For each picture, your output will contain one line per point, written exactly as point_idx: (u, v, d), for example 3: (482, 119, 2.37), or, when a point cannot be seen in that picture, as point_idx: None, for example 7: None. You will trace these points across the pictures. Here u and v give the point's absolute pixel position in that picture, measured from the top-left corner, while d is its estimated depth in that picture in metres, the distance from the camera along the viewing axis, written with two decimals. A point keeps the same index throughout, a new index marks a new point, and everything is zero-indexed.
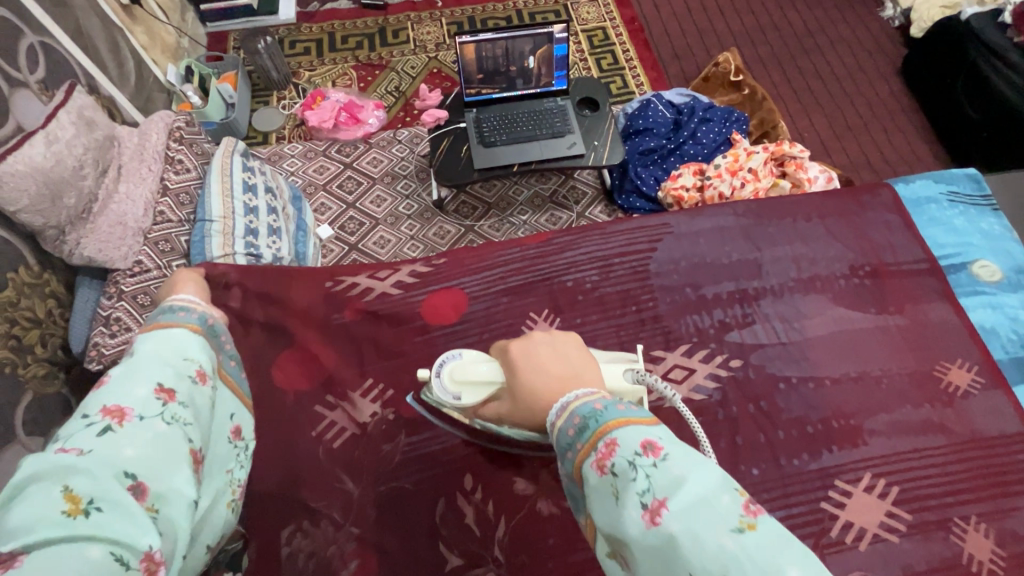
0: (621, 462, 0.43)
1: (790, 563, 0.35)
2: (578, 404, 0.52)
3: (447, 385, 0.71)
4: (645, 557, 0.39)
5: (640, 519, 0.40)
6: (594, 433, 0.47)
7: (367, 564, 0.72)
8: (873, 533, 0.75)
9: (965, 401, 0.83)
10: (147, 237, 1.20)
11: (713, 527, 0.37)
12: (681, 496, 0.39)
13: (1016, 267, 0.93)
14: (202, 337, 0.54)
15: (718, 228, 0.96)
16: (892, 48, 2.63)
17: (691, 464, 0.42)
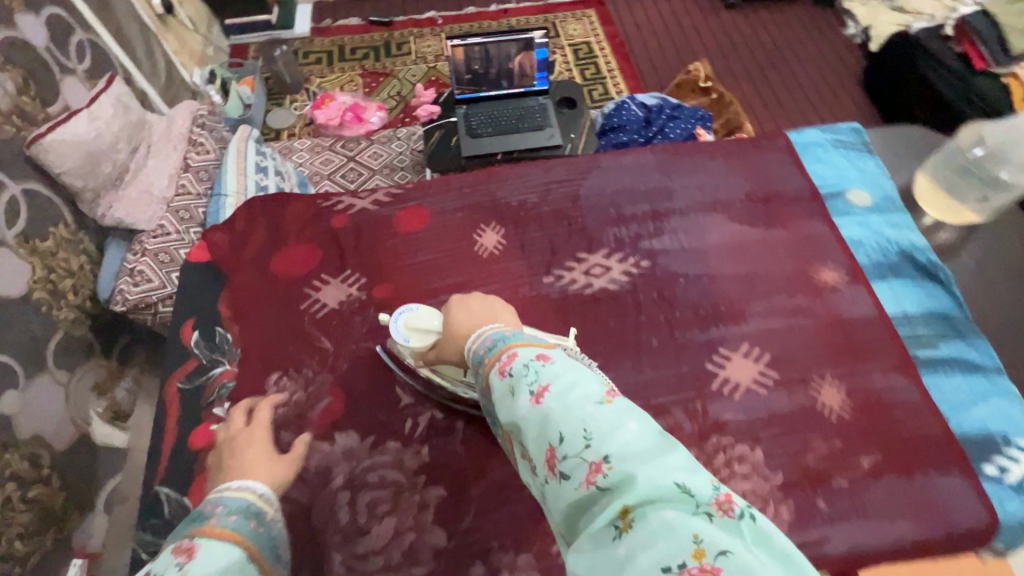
0: (519, 366, 0.57)
1: (634, 422, 0.47)
2: (493, 336, 0.67)
3: (400, 329, 0.88)
4: (531, 430, 0.51)
5: (528, 402, 0.52)
6: (503, 353, 0.62)
7: (338, 399, 0.91)
8: (745, 386, 0.93)
9: (831, 292, 1.02)
10: (169, 206, 1.46)
11: (580, 399, 0.50)
12: (557, 383, 0.52)
13: (885, 196, 1.13)
14: (214, 534, 0.57)
15: (639, 164, 1.17)
16: (853, 62, 2.89)
17: (571, 368, 0.55)
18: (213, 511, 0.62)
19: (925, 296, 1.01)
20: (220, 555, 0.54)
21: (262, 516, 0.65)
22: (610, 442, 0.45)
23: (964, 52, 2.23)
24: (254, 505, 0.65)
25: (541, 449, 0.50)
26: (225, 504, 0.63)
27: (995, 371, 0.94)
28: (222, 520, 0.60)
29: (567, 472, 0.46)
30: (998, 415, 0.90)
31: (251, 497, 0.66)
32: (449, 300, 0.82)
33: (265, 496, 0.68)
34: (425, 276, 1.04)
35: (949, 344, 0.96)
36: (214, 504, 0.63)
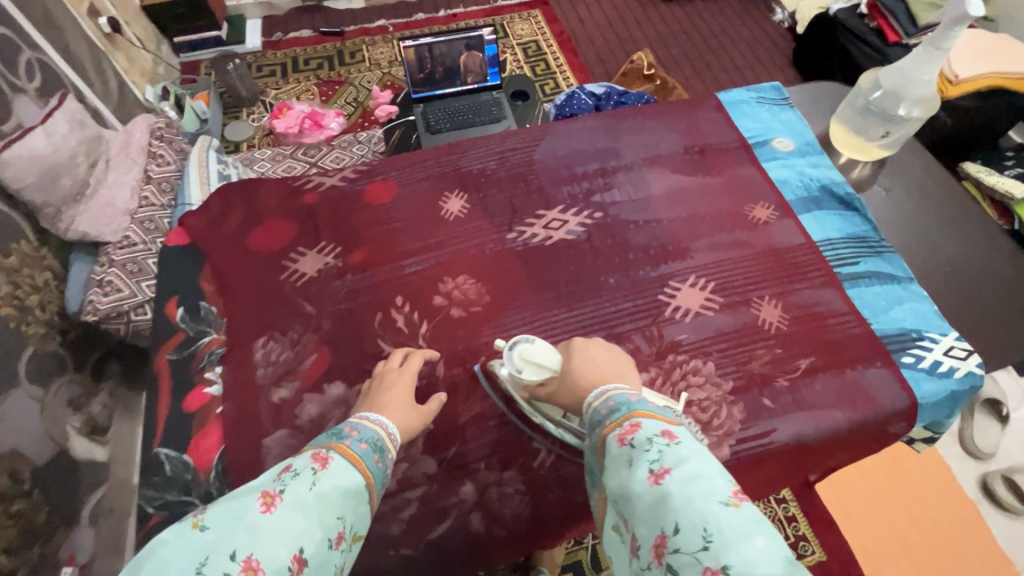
0: (640, 438, 0.63)
1: (760, 534, 0.52)
2: (613, 393, 0.73)
3: (514, 358, 0.86)
4: (644, 505, 0.58)
5: (646, 479, 0.59)
6: (623, 414, 0.68)
7: (324, 356, 0.97)
8: (695, 310, 1.03)
9: (765, 225, 1.14)
10: (133, 217, 1.50)
11: (704, 496, 0.55)
12: (681, 469, 0.58)
13: (805, 142, 1.26)
14: (345, 456, 0.66)
15: (586, 129, 1.27)
16: (783, 44, 3.10)
17: (696, 454, 0.60)
18: (349, 435, 0.70)
19: (845, 223, 1.14)
20: (343, 476, 0.63)
21: (385, 454, 0.72)
22: (731, 553, 0.50)
23: (878, 26, 2.46)
24: (381, 441, 0.73)
25: (652, 532, 0.56)
26: (360, 431, 0.72)
27: (907, 279, 1.07)
28: (353, 445, 0.68)
29: (678, 566, 0.53)
30: (911, 314, 1.03)
31: (381, 432, 0.74)
32: (573, 342, 0.83)
33: (391, 435, 0.76)
34: (397, 241, 1.11)
35: (867, 261, 1.09)
36: (351, 427, 0.72)
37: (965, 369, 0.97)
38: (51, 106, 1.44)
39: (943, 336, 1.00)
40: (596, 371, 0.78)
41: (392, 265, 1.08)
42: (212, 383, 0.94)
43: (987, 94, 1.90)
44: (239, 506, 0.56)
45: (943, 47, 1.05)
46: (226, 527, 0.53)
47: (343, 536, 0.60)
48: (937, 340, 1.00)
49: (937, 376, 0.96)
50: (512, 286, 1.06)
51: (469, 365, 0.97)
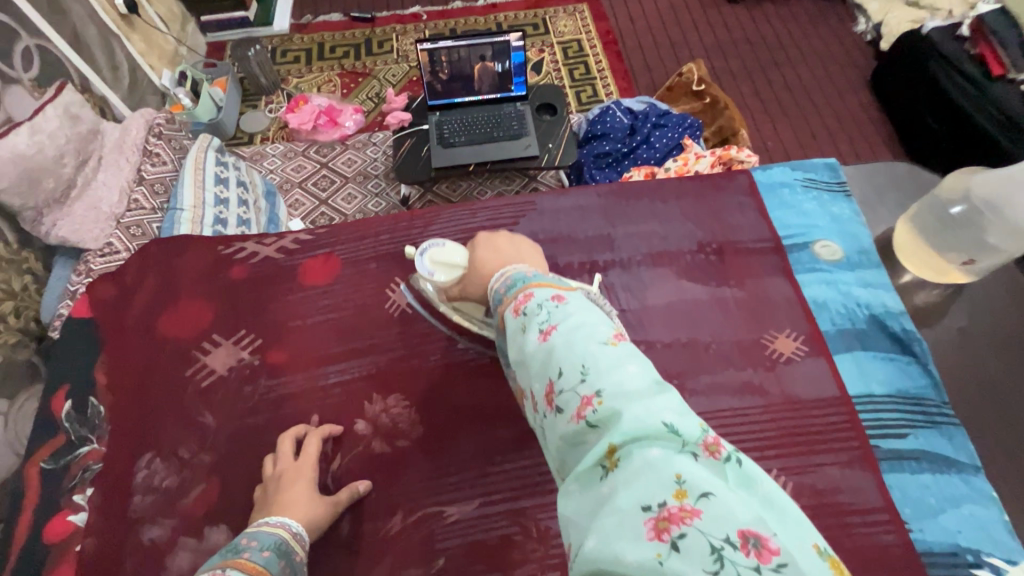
0: (532, 305, 0.56)
1: (635, 364, 0.46)
2: (513, 272, 0.65)
3: (425, 263, 0.87)
4: (533, 363, 0.51)
5: (535, 338, 0.52)
6: (519, 289, 0.60)
7: (211, 488, 0.81)
8: None
9: (786, 366, 0.89)
10: (119, 222, 1.37)
11: (584, 339, 0.49)
12: (566, 322, 0.51)
13: (858, 248, 0.99)
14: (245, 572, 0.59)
15: (579, 206, 1.04)
16: (864, 62, 2.68)
17: (582, 308, 0.54)
18: (246, 546, 0.64)
19: (895, 373, 0.88)
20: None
21: (290, 557, 0.66)
22: (605, 379, 0.45)
23: (980, 54, 2.01)
24: (285, 543, 0.67)
25: (541, 384, 0.49)
26: (259, 539, 0.65)
27: (971, 469, 0.81)
28: (255, 556, 0.62)
29: (562, 405, 0.46)
30: (970, 525, 0.77)
31: (283, 534, 0.68)
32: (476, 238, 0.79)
33: (297, 537, 0.70)
34: (327, 339, 0.93)
35: (918, 434, 0.83)
36: (248, 538, 0.66)
37: None
38: (43, 98, 1.28)
39: (1011, 567, 0.74)
40: (496, 256, 0.74)
41: (315, 371, 0.90)
42: (79, 509, 0.80)
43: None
44: None
45: None
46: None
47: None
48: (1003, 571, 0.74)
49: None
50: (453, 417, 0.86)
51: (379, 523, 0.79)
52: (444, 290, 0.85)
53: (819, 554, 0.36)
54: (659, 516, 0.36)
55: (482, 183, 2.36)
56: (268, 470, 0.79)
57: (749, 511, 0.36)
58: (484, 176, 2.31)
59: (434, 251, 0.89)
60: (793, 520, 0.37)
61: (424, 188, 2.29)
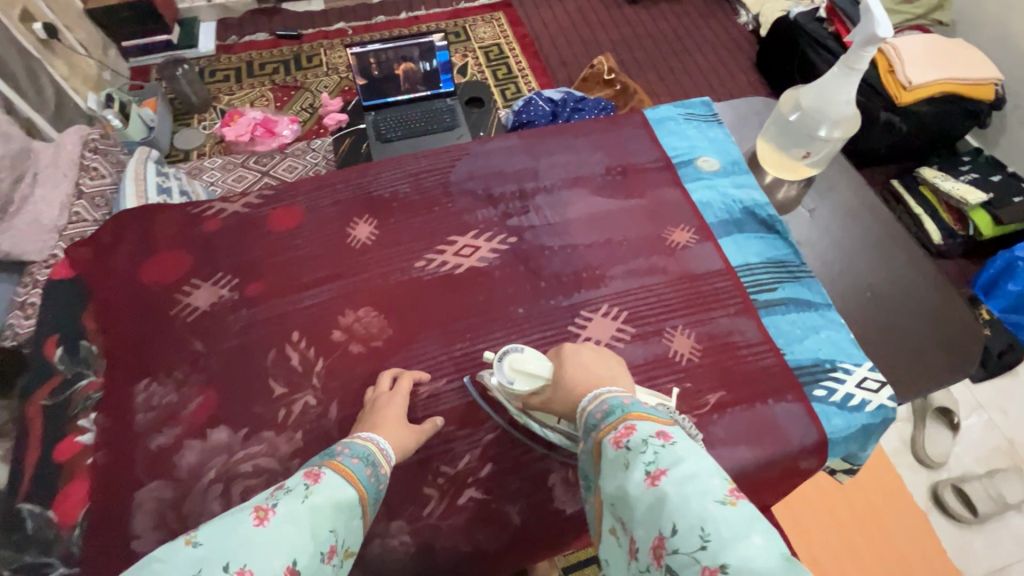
0: (635, 440, 0.65)
1: (756, 532, 0.53)
2: (607, 396, 0.74)
3: (505, 370, 0.85)
4: (643, 506, 0.60)
5: (643, 481, 0.61)
6: (617, 418, 0.69)
7: (209, 399, 0.92)
8: (606, 342, 0.99)
9: (683, 250, 1.10)
10: (62, 233, 1.41)
11: (699, 494, 0.57)
12: (677, 470, 0.60)
13: (731, 160, 1.23)
14: (339, 474, 0.69)
15: (506, 148, 1.23)
16: (746, 47, 3.08)
17: (690, 456, 0.62)
18: (340, 452, 0.73)
19: (766, 246, 1.11)
20: (337, 490, 0.66)
21: (377, 468, 0.74)
22: (728, 551, 0.51)
23: (836, 31, 2.45)
24: (373, 455, 0.76)
25: (650, 533, 0.58)
26: (352, 448, 0.75)
27: (826, 306, 1.04)
28: (346, 461, 0.71)
29: (678, 565, 0.54)
30: (827, 344, 1.00)
31: (372, 447, 0.77)
32: (564, 350, 0.84)
33: (384, 451, 0.78)
34: (299, 272, 1.06)
35: (786, 287, 1.06)
36: (343, 446, 0.75)
37: (877, 403, 0.94)
38: None
39: (857, 368, 0.97)
40: (588, 374, 0.79)
41: (290, 298, 1.02)
42: (85, 432, 0.91)
43: (938, 97, 2.00)
44: (231, 522, 0.58)
45: (856, 69, 1.02)
46: (219, 543, 0.55)
47: (335, 549, 0.62)
48: (851, 371, 0.97)
49: (848, 410, 0.93)
50: (417, 320, 1.01)
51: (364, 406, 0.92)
52: (522, 398, 0.85)
53: None
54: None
55: None
56: (369, 393, 0.90)
57: None
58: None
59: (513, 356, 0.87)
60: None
61: None
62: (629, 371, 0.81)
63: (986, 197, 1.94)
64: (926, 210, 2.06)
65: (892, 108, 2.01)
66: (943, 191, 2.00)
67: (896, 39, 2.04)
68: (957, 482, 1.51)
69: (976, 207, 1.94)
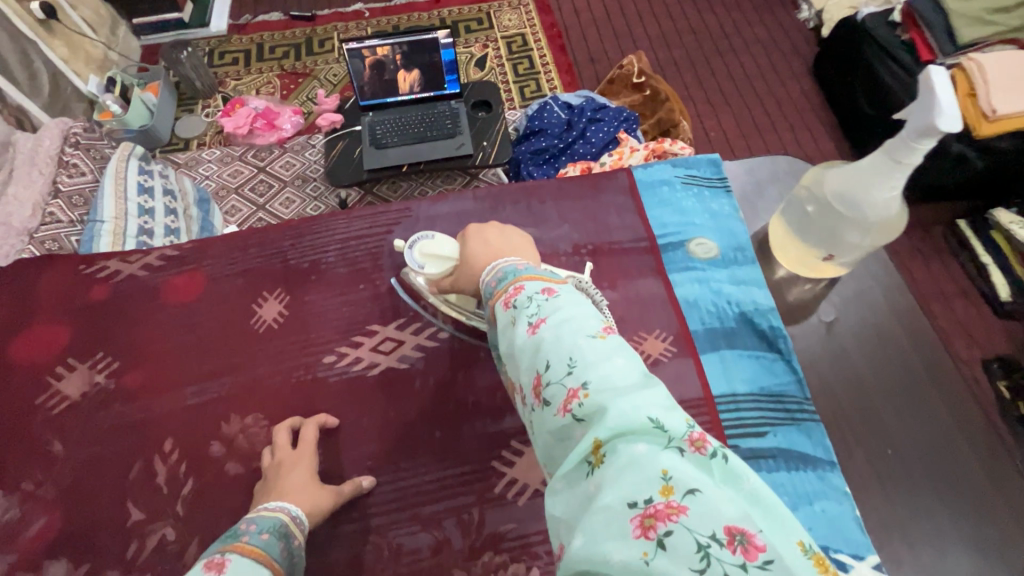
0: (522, 298, 0.55)
1: (621, 357, 0.46)
2: (503, 265, 0.64)
3: (415, 256, 0.87)
4: (523, 355, 0.51)
5: (524, 331, 0.52)
6: (509, 281, 0.59)
7: (53, 520, 0.78)
8: (535, 488, 0.80)
9: (653, 367, 0.88)
10: (32, 237, 1.26)
11: (572, 331, 0.49)
12: (555, 314, 0.51)
13: (734, 245, 0.98)
14: (247, 555, 0.60)
15: (456, 212, 1.02)
16: (805, 49, 2.68)
17: (571, 300, 0.53)
18: (245, 531, 0.64)
19: (760, 371, 0.88)
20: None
21: (290, 540, 0.66)
22: (590, 371, 0.45)
23: (912, 40, 2.01)
24: (285, 526, 0.67)
25: (529, 377, 0.50)
26: (258, 523, 0.65)
27: (828, 466, 0.80)
28: (253, 539, 0.62)
29: (549, 399, 0.46)
30: (821, 522, 0.77)
31: (282, 518, 0.68)
32: (465, 230, 0.76)
33: (298, 518, 0.70)
34: (188, 359, 0.89)
35: (778, 433, 0.83)
36: (248, 522, 0.66)
37: None
38: None
39: (858, 564, 0.73)
40: (487, 249, 0.71)
41: (170, 395, 0.87)
42: None
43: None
44: None
45: (904, 161, 0.75)
46: None
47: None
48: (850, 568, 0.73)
49: None
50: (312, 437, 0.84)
51: None
52: (436, 283, 0.85)
53: (802, 552, 0.36)
54: (644, 513, 0.36)
55: (424, 183, 2.28)
56: (265, 460, 0.79)
57: (743, 513, 0.36)
58: (427, 175, 2.24)
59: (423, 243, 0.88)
60: (775, 515, 0.37)
61: (364, 191, 2.22)
62: (535, 250, 0.72)
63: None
64: (997, 259, 1.74)
65: (966, 140, 1.65)
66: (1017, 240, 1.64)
67: (984, 55, 1.60)
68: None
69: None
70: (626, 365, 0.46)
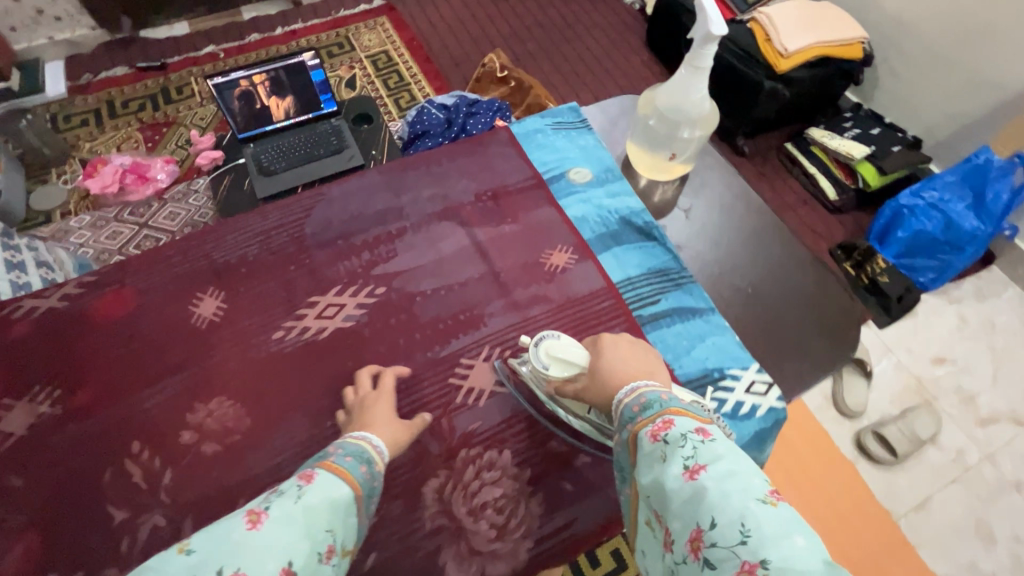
0: (674, 433, 0.60)
1: (799, 534, 0.49)
2: (645, 390, 0.70)
3: (541, 355, 0.85)
4: (679, 500, 0.55)
5: (681, 475, 0.56)
6: (656, 411, 0.65)
7: (33, 544, 0.78)
8: (489, 390, 0.93)
9: (563, 274, 1.05)
10: None
11: (740, 491, 0.52)
12: (717, 465, 0.55)
13: (604, 168, 1.19)
14: (342, 478, 0.65)
15: (365, 187, 1.13)
16: (636, 27, 3.08)
17: (731, 452, 0.57)
18: (333, 452, 0.70)
19: (645, 256, 1.08)
20: (331, 488, 0.63)
21: (371, 466, 0.71)
22: (769, 548, 0.48)
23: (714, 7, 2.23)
24: (368, 452, 0.73)
25: (686, 527, 0.54)
26: (344, 447, 0.72)
27: (709, 311, 1.02)
28: (339, 459, 0.68)
29: (716, 563, 0.50)
30: (714, 352, 0.97)
31: (364, 445, 0.74)
32: (602, 337, 0.83)
33: (379, 449, 0.75)
34: (136, 369, 0.92)
35: (669, 297, 1.03)
36: (336, 446, 0.72)
37: (766, 406, 0.93)
38: None
39: (744, 372, 0.95)
40: (622, 368, 0.76)
41: (125, 402, 0.89)
42: None
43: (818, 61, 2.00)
44: (218, 530, 0.54)
45: (700, 67, 0.99)
46: (212, 547, 0.52)
47: (333, 550, 0.58)
48: (739, 376, 0.95)
49: (740, 420, 0.91)
50: (279, 403, 0.91)
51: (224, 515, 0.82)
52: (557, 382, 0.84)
53: None
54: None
55: None
56: (349, 398, 0.89)
57: None
58: None
59: (550, 342, 0.87)
60: None
61: None
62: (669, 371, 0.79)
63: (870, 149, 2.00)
64: (821, 168, 2.12)
65: (774, 77, 1.98)
66: (832, 151, 2.06)
67: (771, 9, 2.03)
68: (876, 428, 1.60)
69: (860, 161, 2.00)
70: (801, 540, 0.49)
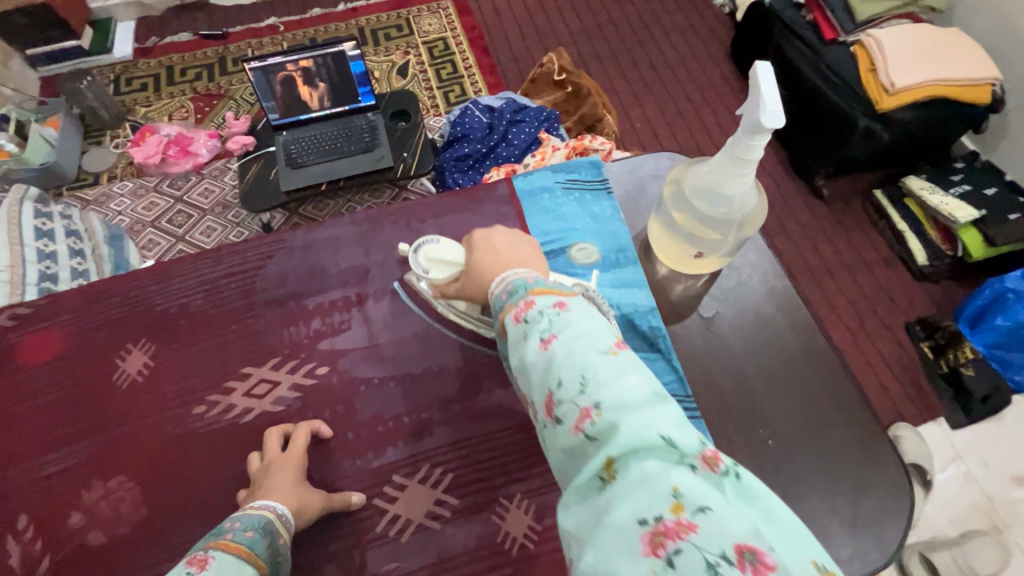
0: (533, 313, 0.53)
1: (636, 373, 0.45)
2: (512, 276, 0.61)
3: (421, 261, 0.79)
4: (533, 371, 0.50)
5: (535, 347, 0.50)
6: (520, 295, 0.56)
7: None
8: (417, 523, 0.77)
9: None
10: None
11: (584, 347, 0.48)
12: (568, 329, 0.50)
13: (616, 247, 0.98)
14: (239, 556, 0.60)
15: (334, 238, 0.99)
16: (723, 34, 2.72)
17: (584, 315, 0.52)
18: (230, 527, 0.65)
19: None
20: (228, 573, 0.58)
21: (277, 537, 0.66)
22: (604, 391, 0.44)
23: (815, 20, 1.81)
24: (271, 523, 0.67)
25: (540, 394, 0.49)
26: (242, 521, 0.66)
27: None
28: (237, 536, 0.63)
29: (561, 417, 0.45)
30: None
31: (268, 514, 0.68)
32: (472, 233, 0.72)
33: (284, 518, 0.69)
34: (43, 427, 0.84)
35: None
36: (233, 520, 0.66)
37: None
38: None
39: None
40: (495, 259, 0.67)
41: (25, 466, 0.81)
42: None
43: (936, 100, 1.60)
44: None
45: (748, 159, 0.75)
46: None
47: None
48: None
49: None
50: (178, 494, 0.79)
51: None
52: (440, 290, 0.77)
53: None
54: (655, 530, 0.36)
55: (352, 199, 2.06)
56: (254, 465, 0.78)
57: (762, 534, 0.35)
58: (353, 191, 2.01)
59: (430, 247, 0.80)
60: (799, 533, 0.37)
61: (288, 212, 1.97)
62: (544, 258, 0.69)
63: (980, 213, 1.60)
64: (911, 224, 1.75)
65: (872, 115, 1.62)
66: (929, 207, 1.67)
67: (879, 31, 1.65)
68: (925, 550, 1.30)
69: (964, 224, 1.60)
70: (639, 379, 0.45)
